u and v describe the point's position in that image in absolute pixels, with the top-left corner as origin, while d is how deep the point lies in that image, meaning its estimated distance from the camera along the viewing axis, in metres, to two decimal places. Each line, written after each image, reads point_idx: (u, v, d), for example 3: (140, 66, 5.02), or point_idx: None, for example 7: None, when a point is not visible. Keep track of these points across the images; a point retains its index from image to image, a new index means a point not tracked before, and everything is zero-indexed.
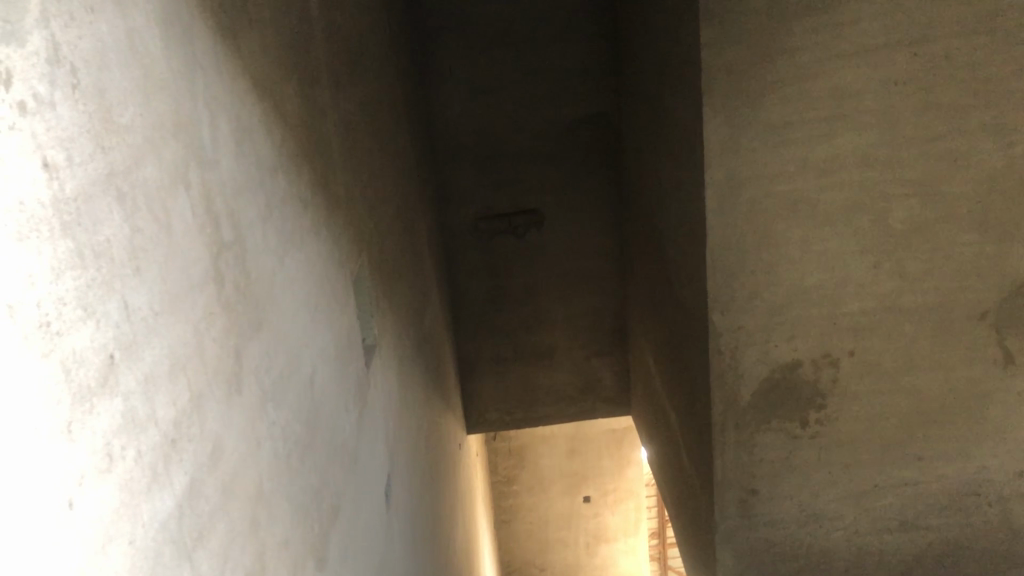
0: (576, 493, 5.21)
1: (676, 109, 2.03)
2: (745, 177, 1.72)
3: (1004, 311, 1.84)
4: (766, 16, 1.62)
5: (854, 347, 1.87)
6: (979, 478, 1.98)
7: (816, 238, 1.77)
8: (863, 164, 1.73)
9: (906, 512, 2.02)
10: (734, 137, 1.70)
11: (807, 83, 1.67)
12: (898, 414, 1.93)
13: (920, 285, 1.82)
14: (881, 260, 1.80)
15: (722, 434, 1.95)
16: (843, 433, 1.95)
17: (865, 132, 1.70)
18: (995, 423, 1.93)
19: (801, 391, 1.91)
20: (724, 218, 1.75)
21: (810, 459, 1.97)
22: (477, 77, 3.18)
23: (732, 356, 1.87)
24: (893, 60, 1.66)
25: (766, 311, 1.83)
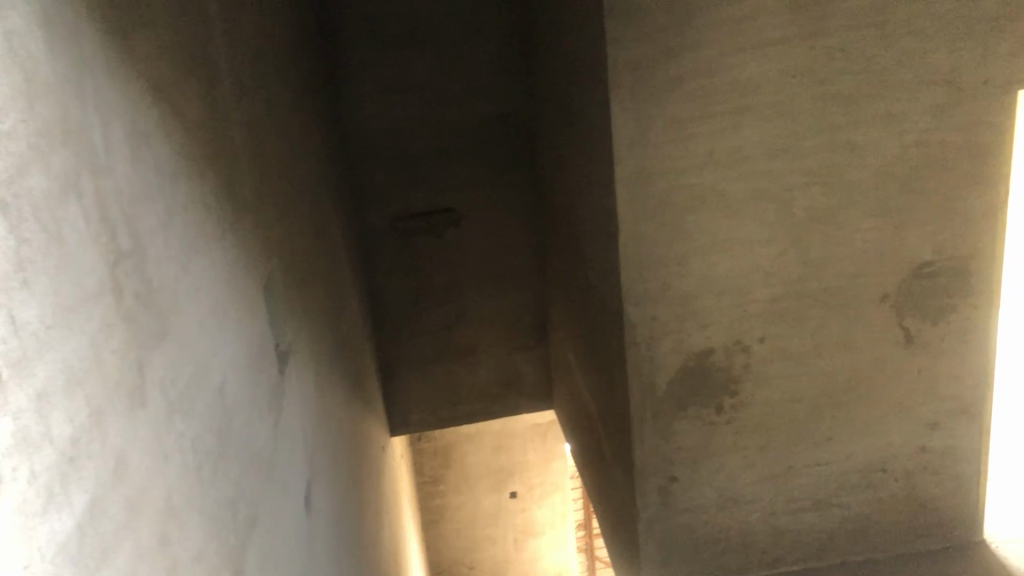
0: (503, 489, 5.22)
1: (586, 104, 2.05)
2: (654, 171, 1.76)
3: (903, 293, 1.92)
4: (667, 12, 1.65)
5: (764, 334, 1.92)
6: (885, 455, 2.06)
7: (723, 228, 1.82)
8: (767, 156, 1.77)
9: (820, 491, 2.09)
10: (642, 132, 1.73)
11: (711, 77, 1.70)
12: (808, 396, 1.99)
13: (825, 271, 1.88)
14: (788, 248, 1.85)
15: (640, 423, 1.98)
16: (757, 417, 2.00)
17: (768, 124, 1.75)
18: (898, 401, 2.01)
19: (714, 377, 1.95)
20: (634, 212, 1.78)
21: (726, 444, 2.02)
22: (387, 76, 3.16)
23: (647, 346, 1.91)
24: (791, 53, 1.70)
25: (679, 301, 1.87)
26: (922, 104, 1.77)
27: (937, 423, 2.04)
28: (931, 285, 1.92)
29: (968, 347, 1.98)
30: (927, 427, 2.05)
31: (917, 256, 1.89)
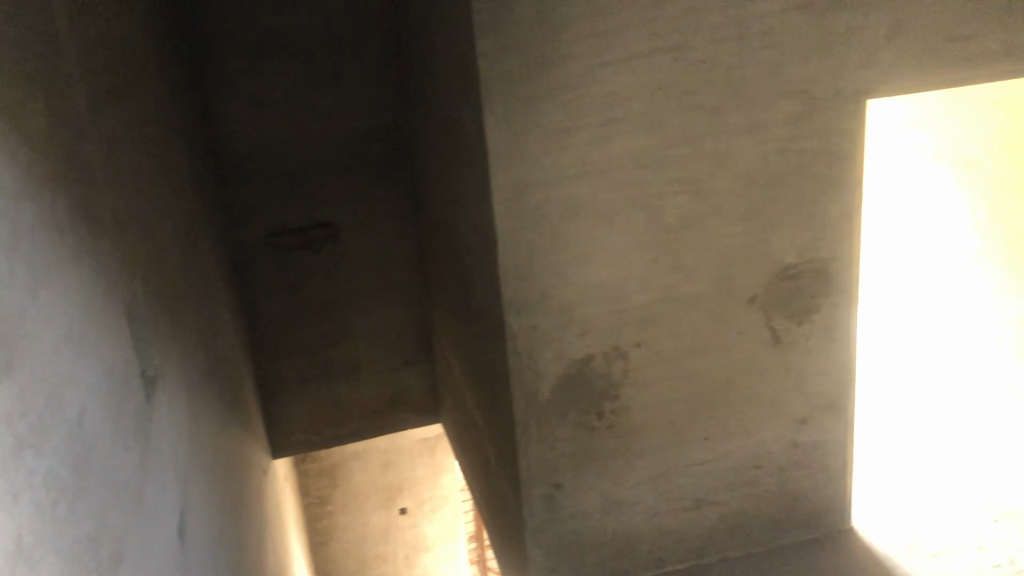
0: (392, 506, 5.17)
1: (461, 116, 2.06)
2: (529, 182, 1.77)
3: (770, 295, 2.00)
4: (536, 26, 1.67)
5: (640, 339, 1.97)
6: (759, 451, 2.14)
7: (598, 237, 1.85)
8: (637, 166, 1.82)
9: (699, 489, 2.15)
10: (516, 145, 1.74)
11: (580, 89, 1.73)
12: (685, 398, 2.04)
13: (696, 276, 1.94)
14: (660, 254, 1.90)
15: (524, 433, 1.99)
16: (636, 421, 2.04)
17: (637, 134, 1.79)
18: (769, 398, 2.09)
19: (594, 384, 1.98)
20: (511, 223, 1.79)
21: (608, 449, 2.05)
22: (258, 90, 3.09)
23: (529, 356, 1.92)
24: (657, 66, 1.75)
25: (558, 310, 1.89)
26: (779, 114, 1.85)
27: (805, 418, 2.14)
28: (796, 286, 2.00)
29: (831, 344, 2.08)
30: (797, 423, 2.14)
31: (781, 258, 1.97)
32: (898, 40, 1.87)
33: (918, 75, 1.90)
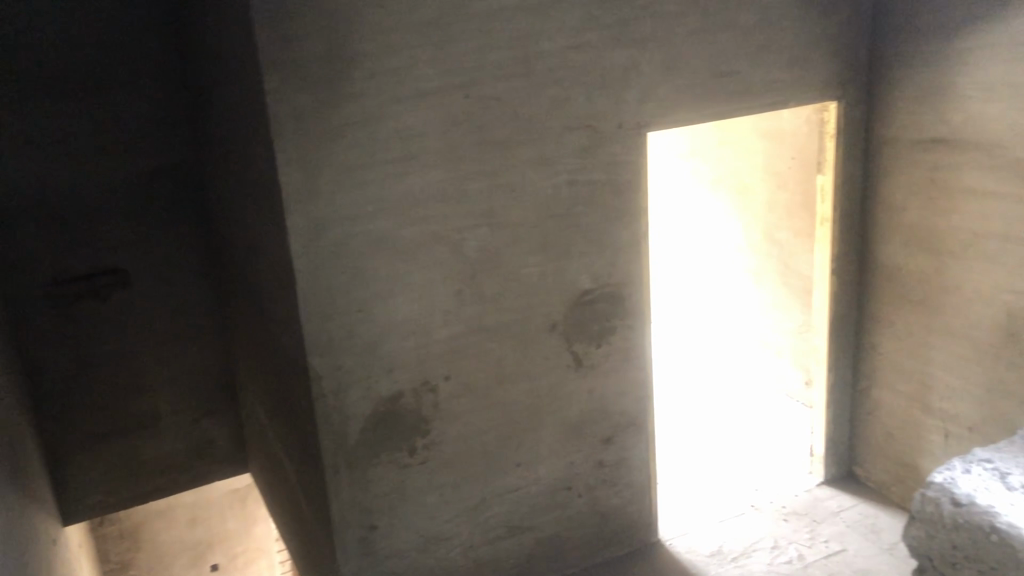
0: (202, 564, 4.84)
1: (253, 155, 2.00)
2: (326, 220, 1.73)
3: (570, 321, 2.06)
4: (327, 62, 1.64)
5: (448, 372, 1.96)
6: (569, 473, 2.19)
7: (398, 272, 1.84)
8: (435, 201, 1.83)
9: (513, 517, 2.16)
10: (311, 182, 1.70)
11: (374, 125, 1.73)
12: (494, 427, 2.06)
13: (499, 306, 1.97)
14: (462, 287, 1.92)
15: (334, 477, 1.91)
16: (448, 455, 2.03)
17: (433, 168, 1.81)
18: (576, 420, 2.15)
19: (404, 421, 1.95)
20: (310, 263, 1.74)
21: (421, 485, 2.02)
22: (29, 128, 2.87)
23: (335, 397, 1.86)
24: (449, 102, 1.78)
25: (363, 348, 1.85)
26: (569, 148, 1.93)
27: (610, 437, 2.22)
28: (593, 310, 2.08)
29: (629, 364, 2.18)
30: (602, 443, 2.21)
31: (578, 285, 2.04)
32: (672, 76, 1.99)
33: (691, 110, 2.04)
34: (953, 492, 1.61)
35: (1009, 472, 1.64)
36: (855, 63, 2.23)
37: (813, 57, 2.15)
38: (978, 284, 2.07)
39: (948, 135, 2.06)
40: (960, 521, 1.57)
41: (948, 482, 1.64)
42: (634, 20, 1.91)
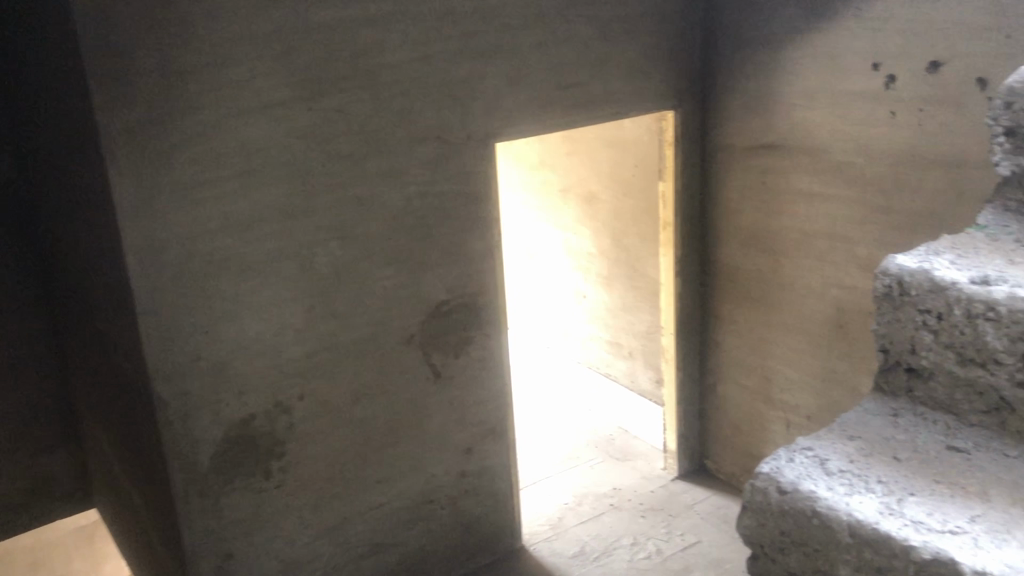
0: None
1: (84, 170, 1.89)
2: (166, 239, 1.66)
3: (426, 333, 2.06)
4: (159, 76, 1.57)
5: (302, 391, 1.92)
6: (431, 486, 2.18)
7: (246, 291, 1.78)
8: (281, 216, 1.79)
9: (375, 534, 2.13)
10: (147, 202, 1.62)
11: (213, 141, 1.67)
12: (353, 445, 2.02)
13: (352, 321, 1.94)
14: (314, 304, 1.88)
15: (185, 506, 1.83)
16: (306, 476, 1.98)
17: (278, 184, 1.76)
18: (435, 432, 2.15)
19: (258, 444, 1.89)
20: (150, 285, 1.66)
21: (279, 509, 1.96)
22: None
23: (183, 424, 1.78)
24: (292, 115, 1.74)
25: (211, 372, 1.78)
26: (417, 159, 1.93)
27: (471, 447, 2.22)
28: (448, 322, 2.08)
29: (487, 373, 2.19)
30: (463, 453, 2.21)
31: (432, 297, 2.04)
32: (517, 87, 2.03)
33: (536, 120, 2.08)
34: (785, 478, 1.04)
35: (832, 456, 1.07)
36: (691, 74, 2.33)
37: (650, 69, 2.24)
38: (809, 281, 2.19)
39: (777, 141, 2.18)
40: (783, 505, 1.03)
41: (796, 473, 1.04)
42: (478, 32, 1.93)
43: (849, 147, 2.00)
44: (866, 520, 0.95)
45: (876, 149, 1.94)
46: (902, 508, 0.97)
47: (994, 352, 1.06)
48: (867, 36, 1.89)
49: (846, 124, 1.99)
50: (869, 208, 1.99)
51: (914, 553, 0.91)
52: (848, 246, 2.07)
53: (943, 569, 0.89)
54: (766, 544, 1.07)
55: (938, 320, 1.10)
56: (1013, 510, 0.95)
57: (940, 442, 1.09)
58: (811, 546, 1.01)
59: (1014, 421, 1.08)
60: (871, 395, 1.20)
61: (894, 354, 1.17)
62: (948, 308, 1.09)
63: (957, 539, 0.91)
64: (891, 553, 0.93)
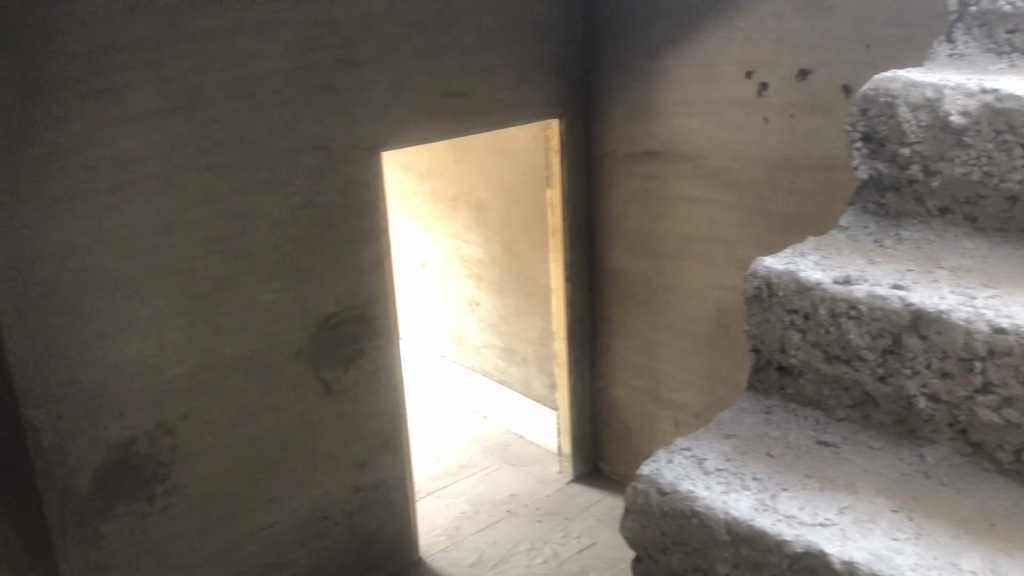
0: None
1: None
2: (33, 257, 1.57)
3: (315, 347, 2.02)
4: (23, 86, 1.49)
5: (186, 411, 1.85)
6: (324, 502, 2.14)
7: (123, 309, 1.71)
8: (159, 230, 1.72)
9: (268, 554, 2.07)
10: (10, 217, 1.53)
11: (82, 153, 1.59)
12: (241, 464, 1.96)
13: (237, 337, 1.89)
14: (196, 320, 1.82)
15: (62, 537, 1.73)
16: (193, 498, 1.91)
17: (154, 197, 1.70)
18: (328, 447, 2.11)
19: (139, 468, 1.81)
20: (17, 305, 1.57)
21: (164, 534, 1.88)
22: None
23: (58, 450, 1.69)
24: (167, 126, 1.68)
25: (87, 394, 1.70)
26: (301, 170, 1.89)
27: (364, 460, 2.19)
28: (337, 334, 2.05)
29: (378, 385, 2.17)
30: (357, 467, 2.18)
31: (320, 309, 2.00)
32: (401, 96, 2.01)
33: (421, 129, 2.07)
34: (664, 479, 1.00)
35: (709, 455, 1.04)
36: (574, 83, 2.36)
37: (534, 79, 2.26)
38: (692, 283, 2.26)
39: (658, 147, 2.24)
40: (668, 506, 0.98)
41: (676, 474, 1.00)
42: (361, 41, 1.91)
43: (727, 153, 2.06)
44: (743, 515, 0.92)
45: (751, 154, 2.01)
46: (776, 503, 0.94)
47: (858, 349, 1.04)
48: (740, 45, 1.95)
49: (723, 130, 2.06)
50: (746, 211, 2.06)
51: (786, 547, 0.88)
52: (728, 249, 2.13)
53: (814, 561, 0.86)
54: (648, 545, 1.04)
55: (805, 320, 1.08)
56: (881, 501, 0.94)
57: (810, 437, 1.07)
58: (691, 546, 0.98)
59: (879, 415, 1.07)
60: (745, 395, 1.17)
61: (765, 352, 1.14)
62: (813, 308, 1.06)
63: (826, 531, 0.88)
64: (765, 548, 0.90)
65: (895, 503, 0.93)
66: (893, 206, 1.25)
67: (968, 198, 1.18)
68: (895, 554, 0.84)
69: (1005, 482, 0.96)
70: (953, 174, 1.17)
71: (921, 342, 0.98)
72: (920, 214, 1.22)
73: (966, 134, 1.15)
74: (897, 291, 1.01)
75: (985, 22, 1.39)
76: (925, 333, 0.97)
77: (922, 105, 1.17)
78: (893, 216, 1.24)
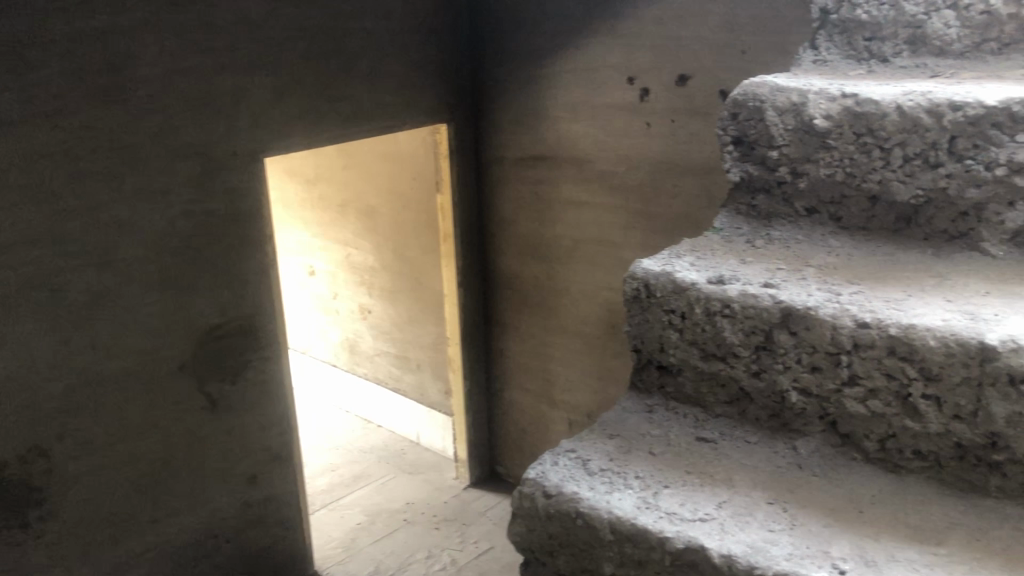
0: None
1: None
2: None
3: (199, 360, 1.95)
4: None
5: (61, 432, 1.75)
6: (212, 519, 2.07)
7: None
8: (27, 243, 1.63)
9: None
10: None
11: None
12: (122, 484, 1.88)
13: (115, 352, 1.80)
14: (70, 335, 1.73)
15: None
16: (71, 523, 1.81)
17: (21, 207, 1.60)
18: (215, 463, 2.04)
19: (11, 494, 1.71)
20: None
21: (40, 562, 1.78)
22: None
23: None
24: (35, 133, 1.59)
25: None
26: (180, 177, 1.83)
27: (254, 475, 2.13)
28: (223, 347, 1.99)
29: (267, 397, 2.12)
30: (246, 482, 2.12)
31: (204, 321, 1.94)
32: (284, 101, 1.97)
33: (305, 135, 2.04)
34: (549, 482, 1.00)
35: (593, 456, 1.05)
36: (461, 88, 2.36)
37: (420, 84, 2.25)
38: (582, 285, 2.29)
39: (546, 152, 2.26)
40: (553, 509, 0.98)
41: (560, 477, 1.01)
42: (241, 45, 1.86)
43: (612, 157, 2.10)
44: (627, 515, 0.93)
45: (635, 158, 2.05)
46: (658, 501, 0.96)
47: (732, 346, 1.07)
48: (621, 51, 1.99)
49: (608, 134, 2.09)
50: (632, 214, 2.10)
51: (669, 543, 0.89)
52: (616, 251, 2.17)
53: (695, 556, 0.88)
54: (535, 548, 1.04)
55: (682, 320, 1.10)
56: (757, 494, 0.97)
57: (691, 434, 1.10)
58: (577, 548, 0.99)
59: (754, 410, 1.10)
60: (628, 395, 1.19)
61: (645, 352, 1.16)
62: (690, 308, 1.08)
63: (706, 526, 0.91)
64: (648, 546, 0.91)
65: (770, 495, 0.96)
66: (765, 206, 1.29)
67: (833, 198, 1.23)
68: (771, 545, 0.87)
69: (872, 470, 1.01)
70: (819, 175, 1.22)
71: (792, 338, 1.01)
72: (789, 214, 1.27)
73: (830, 137, 1.19)
74: (767, 290, 1.04)
75: (846, 30, 1.45)
76: (794, 329, 1.01)
77: (788, 109, 1.21)
78: (765, 217, 1.29)
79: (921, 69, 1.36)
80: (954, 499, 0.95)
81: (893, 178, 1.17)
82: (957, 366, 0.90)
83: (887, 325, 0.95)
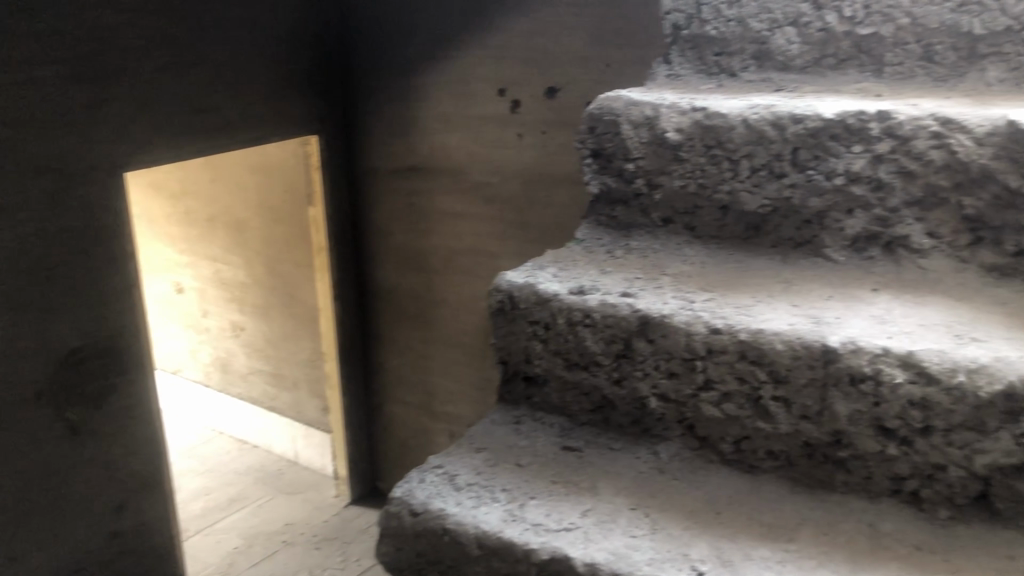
0: None
1: None
2: None
3: (57, 385, 1.84)
4: None
5: None
6: (77, 553, 1.95)
7: None
8: None
9: None
10: None
11: None
12: None
13: None
14: None
15: None
16: None
17: None
18: (79, 493, 1.93)
19: None
20: None
21: None
22: None
23: None
24: None
25: None
26: (33, 195, 1.72)
27: (123, 502, 2.03)
28: (83, 371, 1.89)
29: (132, 422, 2.02)
30: (113, 511, 2.01)
31: (64, 344, 1.84)
32: (143, 114, 1.90)
33: (167, 148, 1.97)
34: (416, 499, 1.00)
35: (459, 471, 1.05)
36: (331, 99, 2.33)
37: (289, 95, 2.21)
38: (459, 296, 2.29)
39: (418, 163, 2.26)
40: (420, 527, 0.98)
41: (427, 493, 1.00)
42: (97, 54, 1.78)
43: (485, 168, 2.11)
44: (491, 527, 0.93)
45: (506, 169, 2.07)
46: (524, 512, 0.97)
47: (594, 355, 1.09)
48: (489, 63, 2.01)
49: (480, 146, 2.10)
50: (505, 224, 2.13)
51: (534, 554, 0.90)
52: (492, 261, 2.19)
53: (560, 566, 0.89)
54: (404, 566, 1.03)
55: (545, 331, 1.11)
56: (621, 500, 0.99)
57: (557, 444, 1.12)
58: (445, 564, 0.99)
59: (617, 417, 1.13)
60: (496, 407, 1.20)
61: (511, 363, 1.17)
62: (553, 318, 1.10)
63: (570, 535, 0.92)
64: (514, 558, 0.92)
65: (633, 501, 0.99)
66: (623, 218, 1.33)
67: (687, 209, 1.28)
68: (633, 551, 0.89)
69: (729, 471, 1.05)
70: (673, 187, 1.27)
71: (649, 345, 1.04)
72: (647, 226, 1.31)
73: (681, 150, 1.24)
74: (625, 299, 1.07)
75: (695, 45, 1.51)
76: (652, 337, 1.03)
77: (642, 122, 1.25)
78: (623, 228, 1.33)
79: (765, 82, 1.43)
80: (801, 496, 0.99)
81: (741, 189, 1.22)
82: (802, 368, 0.95)
83: (737, 330, 0.98)
